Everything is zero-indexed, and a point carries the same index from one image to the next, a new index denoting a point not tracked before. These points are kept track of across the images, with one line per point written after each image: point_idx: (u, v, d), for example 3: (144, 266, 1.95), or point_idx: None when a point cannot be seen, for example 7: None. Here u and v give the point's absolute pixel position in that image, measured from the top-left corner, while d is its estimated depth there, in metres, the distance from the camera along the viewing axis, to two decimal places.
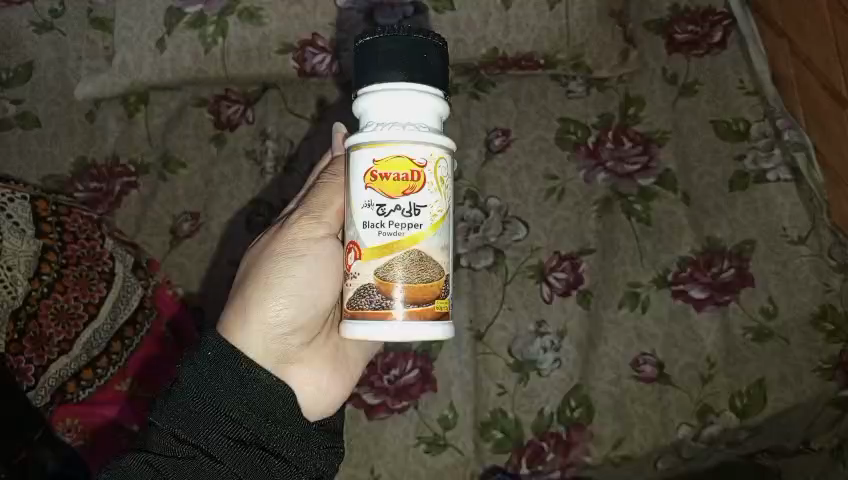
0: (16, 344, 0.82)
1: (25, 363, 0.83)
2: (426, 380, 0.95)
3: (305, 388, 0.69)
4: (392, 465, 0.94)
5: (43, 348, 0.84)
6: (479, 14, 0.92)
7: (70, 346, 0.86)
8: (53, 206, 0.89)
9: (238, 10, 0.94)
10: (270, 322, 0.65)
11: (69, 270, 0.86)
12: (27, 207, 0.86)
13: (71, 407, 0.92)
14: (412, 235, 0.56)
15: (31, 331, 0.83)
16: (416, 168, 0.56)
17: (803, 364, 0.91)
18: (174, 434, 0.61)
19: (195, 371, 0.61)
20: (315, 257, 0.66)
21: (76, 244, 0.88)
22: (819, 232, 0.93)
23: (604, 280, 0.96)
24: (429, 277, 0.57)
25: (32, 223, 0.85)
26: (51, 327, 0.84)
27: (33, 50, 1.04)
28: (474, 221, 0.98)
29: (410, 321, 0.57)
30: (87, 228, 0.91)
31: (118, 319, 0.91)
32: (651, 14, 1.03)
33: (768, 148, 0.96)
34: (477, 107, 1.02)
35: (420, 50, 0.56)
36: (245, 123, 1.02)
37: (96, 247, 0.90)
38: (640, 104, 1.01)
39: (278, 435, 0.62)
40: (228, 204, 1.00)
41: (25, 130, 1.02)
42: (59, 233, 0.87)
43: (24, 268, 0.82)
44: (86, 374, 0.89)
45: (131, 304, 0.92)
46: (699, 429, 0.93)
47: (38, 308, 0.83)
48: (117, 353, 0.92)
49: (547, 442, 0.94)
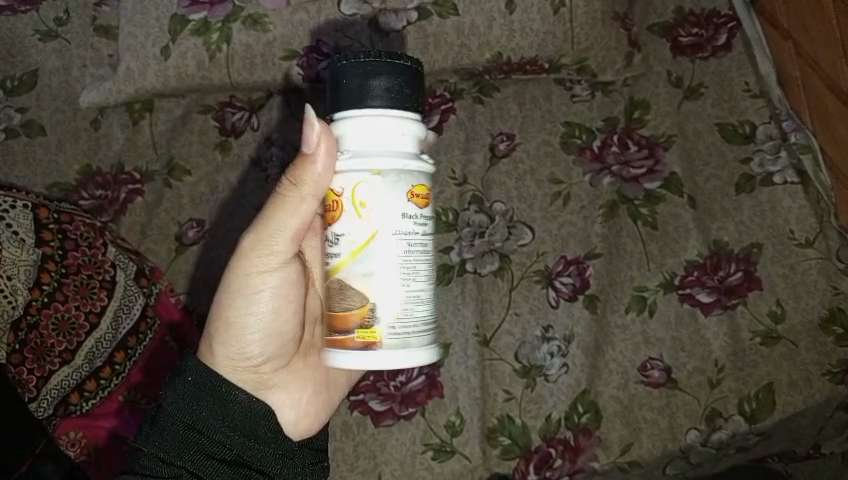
0: (18, 355, 0.85)
1: (25, 374, 0.85)
2: (432, 386, 0.94)
3: (285, 411, 0.71)
4: (399, 472, 0.94)
5: (44, 359, 0.86)
6: (483, 19, 0.92)
7: (72, 356, 0.88)
8: (55, 213, 0.92)
9: (242, 17, 0.94)
10: (240, 353, 0.67)
11: (71, 278, 0.89)
12: (29, 216, 0.89)
13: (74, 420, 0.91)
14: (335, 264, 0.61)
15: (32, 342, 0.86)
16: (335, 197, 0.60)
17: (811, 368, 0.91)
18: (160, 457, 0.63)
19: (176, 396, 0.63)
20: (275, 286, 0.67)
21: (78, 252, 0.90)
22: (826, 234, 0.93)
23: (611, 284, 0.95)
24: (350, 304, 0.60)
25: (32, 231, 0.88)
26: (52, 338, 0.87)
27: (38, 58, 1.03)
28: (480, 226, 0.97)
29: (336, 348, 0.62)
30: (88, 235, 0.92)
31: (120, 330, 0.91)
32: (655, 17, 1.02)
33: (774, 150, 0.96)
34: (482, 112, 1.01)
35: (340, 76, 0.59)
36: (250, 130, 1.02)
37: (97, 254, 0.92)
38: (645, 107, 1.00)
39: (261, 453, 0.64)
40: (233, 211, 1.00)
41: (30, 138, 1.02)
42: (60, 241, 0.90)
43: (24, 278, 0.85)
44: (89, 386, 0.90)
45: (132, 315, 0.93)
46: (708, 434, 0.92)
47: (39, 319, 0.86)
48: (120, 364, 0.92)
49: (555, 448, 0.93)
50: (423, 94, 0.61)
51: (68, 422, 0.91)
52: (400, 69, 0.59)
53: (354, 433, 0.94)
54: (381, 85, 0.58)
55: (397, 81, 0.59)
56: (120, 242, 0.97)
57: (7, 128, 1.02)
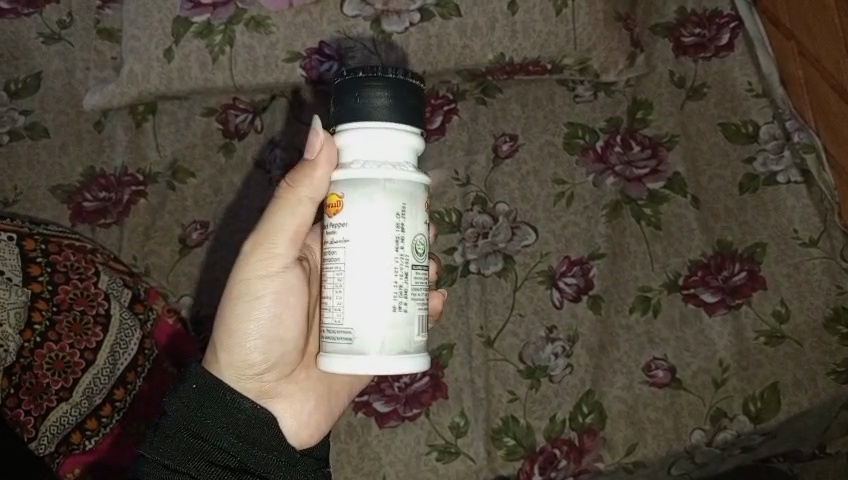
0: (13, 398, 0.82)
1: (23, 416, 0.83)
2: (436, 388, 0.94)
3: (289, 419, 0.72)
4: (404, 474, 0.93)
5: (41, 398, 0.84)
6: (485, 20, 0.92)
7: (68, 394, 0.85)
8: (42, 244, 0.89)
9: (245, 19, 0.94)
10: (245, 362, 0.68)
11: (63, 315, 0.86)
12: (15, 250, 0.86)
13: (78, 456, 0.87)
14: None
15: (27, 382, 0.83)
16: None
17: (816, 368, 0.91)
18: (164, 465, 0.63)
19: (181, 403, 0.64)
20: (276, 291, 0.68)
21: (69, 286, 0.87)
22: (831, 234, 0.93)
23: (614, 284, 0.95)
24: None
25: (19, 269, 0.85)
26: (47, 377, 0.84)
27: (41, 61, 1.03)
28: (483, 227, 0.97)
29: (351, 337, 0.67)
30: (79, 266, 0.89)
31: (117, 366, 0.89)
32: (656, 18, 1.03)
33: (777, 150, 0.96)
34: (485, 113, 1.01)
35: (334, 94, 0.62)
36: (253, 132, 1.03)
37: (90, 287, 0.89)
38: (649, 107, 1.00)
39: (265, 460, 0.65)
40: (237, 212, 1.00)
41: (34, 141, 1.02)
42: (49, 275, 0.87)
43: (14, 320, 0.81)
44: (91, 422, 0.88)
45: (130, 349, 0.90)
46: (712, 435, 0.92)
47: (33, 360, 0.84)
48: (121, 399, 0.89)
49: (559, 449, 0.93)
50: (385, 103, 0.58)
51: (72, 459, 0.87)
52: (354, 90, 0.59)
53: (359, 434, 0.94)
54: (345, 101, 0.59)
55: (341, 100, 0.60)
56: (111, 264, 0.95)
57: (11, 130, 1.02)
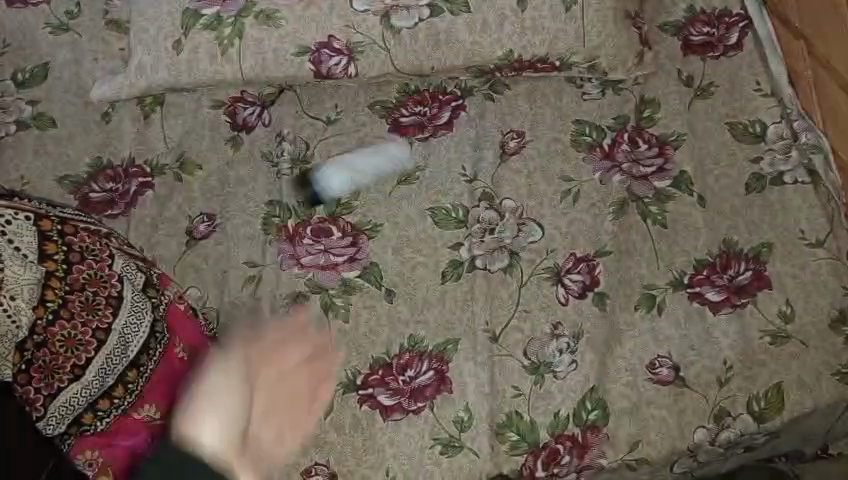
0: (24, 374, 0.73)
1: (33, 394, 0.73)
2: (440, 381, 0.92)
3: None
4: (407, 466, 0.90)
5: (52, 377, 0.74)
6: (494, 16, 0.94)
7: (81, 373, 0.76)
8: (59, 224, 0.78)
9: (255, 12, 0.95)
10: None
11: (75, 297, 0.76)
12: (31, 230, 0.75)
13: (90, 439, 0.79)
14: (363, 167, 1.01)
15: (40, 360, 0.73)
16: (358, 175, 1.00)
17: (821, 368, 0.90)
18: None
19: None
20: None
21: (83, 266, 0.77)
22: (837, 235, 0.94)
23: (620, 281, 0.95)
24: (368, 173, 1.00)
25: (36, 245, 0.75)
26: (61, 357, 0.74)
27: (49, 51, 1.06)
28: (490, 222, 0.98)
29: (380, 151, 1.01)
30: (95, 247, 0.79)
31: (129, 348, 0.79)
32: (665, 16, 1.05)
33: (784, 150, 0.98)
34: (493, 108, 1.03)
35: None
36: (261, 125, 1.04)
37: (104, 268, 0.78)
38: (655, 105, 1.01)
39: None
40: (244, 206, 1.00)
41: (41, 130, 1.02)
42: (65, 254, 0.76)
43: (28, 296, 0.72)
44: (102, 405, 0.79)
45: (142, 331, 0.80)
46: (717, 432, 0.90)
47: (45, 338, 0.73)
48: (133, 383, 0.80)
49: (564, 445, 0.90)
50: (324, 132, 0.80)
51: (84, 440, 0.79)
52: None
53: (363, 427, 0.91)
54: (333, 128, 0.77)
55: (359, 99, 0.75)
56: (126, 246, 0.85)
57: (17, 120, 1.03)
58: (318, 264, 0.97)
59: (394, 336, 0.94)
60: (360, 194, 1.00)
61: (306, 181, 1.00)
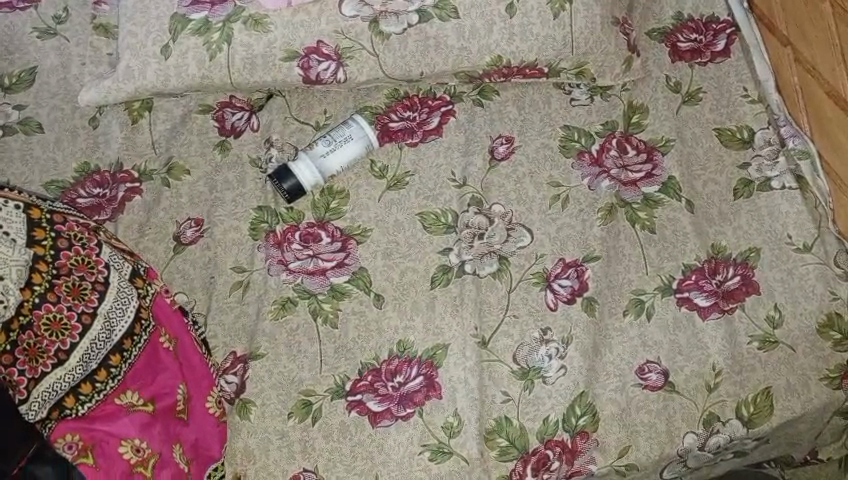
0: (9, 355, 0.75)
1: (16, 375, 0.75)
2: (429, 387, 0.91)
3: None
4: (397, 473, 0.89)
5: (37, 361, 0.76)
6: (483, 22, 0.93)
7: (65, 357, 0.77)
8: (48, 212, 0.78)
9: (243, 17, 0.94)
10: None
11: (61, 281, 0.77)
12: (19, 217, 0.76)
13: (70, 423, 0.77)
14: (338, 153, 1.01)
15: (25, 343, 0.75)
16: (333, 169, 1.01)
17: (809, 373, 0.91)
18: None
19: None
20: None
21: (70, 252, 0.78)
22: (824, 240, 0.94)
23: (608, 286, 0.95)
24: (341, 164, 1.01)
25: (24, 231, 0.76)
26: (45, 340, 0.76)
27: (36, 55, 1.05)
28: (479, 227, 0.97)
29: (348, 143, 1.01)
30: (82, 235, 0.79)
31: (113, 333, 0.79)
32: (654, 23, 1.06)
33: (772, 155, 0.98)
34: (482, 114, 1.03)
35: None
36: (250, 130, 1.04)
37: (91, 254, 0.79)
38: (643, 112, 1.02)
39: None
40: (232, 211, 0.99)
41: (27, 135, 1.02)
42: (53, 240, 0.77)
43: (15, 279, 0.74)
44: (84, 388, 0.78)
45: (126, 317, 0.80)
46: (705, 438, 0.90)
47: (31, 320, 0.76)
48: (116, 367, 0.79)
49: (553, 451, 0.89)
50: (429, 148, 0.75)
51: (64, 425, 0.77)
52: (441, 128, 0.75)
53: (350, 433, 0.90)
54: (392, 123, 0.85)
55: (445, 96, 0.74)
56: (116, 240, 0.86)
57: (4, 125, 1.02)
58: (306, 269, 0.96)
59: (382, 342, 0.93)
60: (349, 198, 1.00)
61: (280, 176, 0.98)
